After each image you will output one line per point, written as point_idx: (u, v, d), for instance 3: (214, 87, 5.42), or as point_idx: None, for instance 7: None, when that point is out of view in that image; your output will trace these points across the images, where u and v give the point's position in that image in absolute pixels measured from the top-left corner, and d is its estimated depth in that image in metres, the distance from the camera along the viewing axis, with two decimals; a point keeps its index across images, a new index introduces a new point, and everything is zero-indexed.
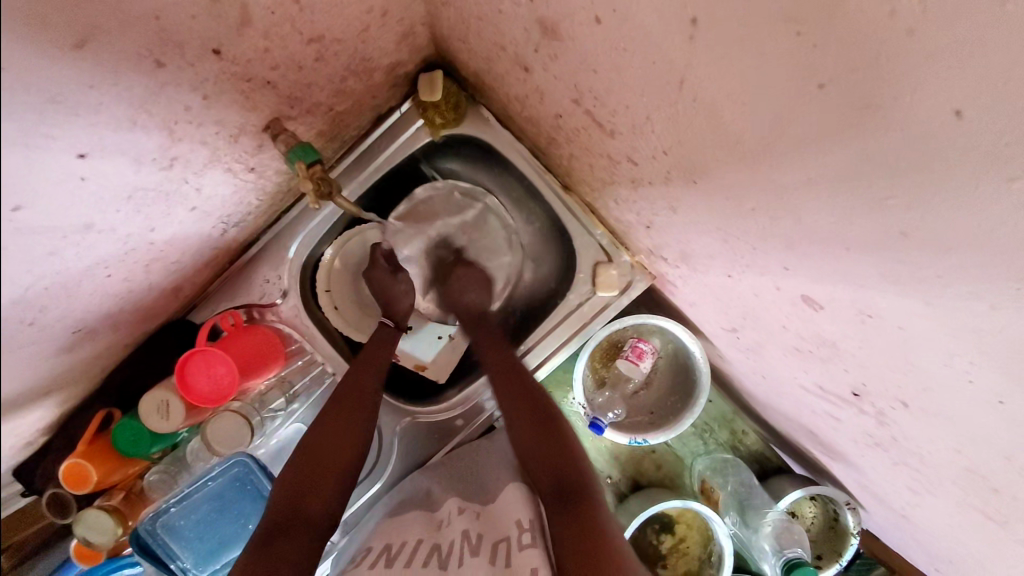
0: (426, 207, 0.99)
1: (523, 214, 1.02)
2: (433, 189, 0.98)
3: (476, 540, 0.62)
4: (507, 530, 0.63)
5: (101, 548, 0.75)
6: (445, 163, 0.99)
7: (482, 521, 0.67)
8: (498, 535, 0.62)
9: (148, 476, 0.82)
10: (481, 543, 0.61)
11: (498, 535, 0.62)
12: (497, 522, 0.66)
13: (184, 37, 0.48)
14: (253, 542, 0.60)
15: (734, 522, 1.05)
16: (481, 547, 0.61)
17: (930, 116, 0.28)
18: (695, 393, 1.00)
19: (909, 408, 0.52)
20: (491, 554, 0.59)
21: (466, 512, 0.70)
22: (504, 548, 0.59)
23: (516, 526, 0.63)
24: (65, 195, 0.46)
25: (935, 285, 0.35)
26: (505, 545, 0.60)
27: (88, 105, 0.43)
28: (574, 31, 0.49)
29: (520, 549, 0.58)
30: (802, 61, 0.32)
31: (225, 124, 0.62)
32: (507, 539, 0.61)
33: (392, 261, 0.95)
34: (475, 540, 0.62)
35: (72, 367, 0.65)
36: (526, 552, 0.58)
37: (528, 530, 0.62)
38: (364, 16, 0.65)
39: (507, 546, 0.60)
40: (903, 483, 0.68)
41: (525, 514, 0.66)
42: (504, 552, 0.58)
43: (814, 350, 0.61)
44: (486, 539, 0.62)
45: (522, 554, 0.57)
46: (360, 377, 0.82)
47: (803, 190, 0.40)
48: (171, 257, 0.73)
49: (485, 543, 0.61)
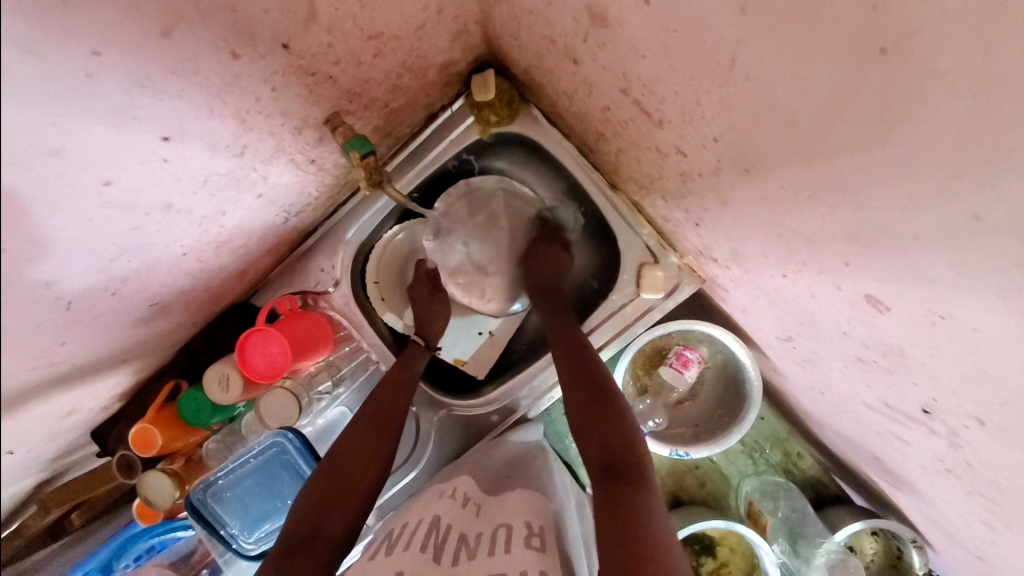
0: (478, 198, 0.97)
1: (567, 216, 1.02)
2: (460, 193, 0.96)
3: (474, 541, 0.59)
4: (510, 521, 0.62)
5: (160, 509, 0.81)
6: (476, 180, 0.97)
7: (482, 519, 0.64)
8: (499, 524, 0.62)
9: (208, 444, 0.88)
10: (481, 537, 0.59)
11: (498, 524, 0.62)
12: (498, 517, 0.64)
13: (257, 28, 0.52)
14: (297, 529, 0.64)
15: (783, 550, 0.98)
16: (481, 544, 0.58)
17: (1005, 74, 0.26)
18: (745, 405, 0.94)
19: (984, 427, 0.47)
20: (488, 545, 0.57)
21: (468, 503, 0.68)
22: (504, 536, 0.58)
23: (523, 523, 0.61)
24: (147, 174, 0.51)
25: (1012, 276, 0.32)
26: (505, 532, 0.59)
27: (169, 90, 0.47)
28: (624, 15, 0.48)
29: (524, 546, 0.56)
30: (861, 28, 0.30)
31: (290, 116, 0.67)
32: (509, 527, 0.60)
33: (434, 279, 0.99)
34: (474, 541, 0.59)
35: (146, 339, 0.71)
36: (532, 552, 0.55)
37: (536, 532, 0.59)
38: (420, 14, 0.68)
39: (508, 536, 0.58)
40: (979, 518, 0.60)
41: (533, 516, 0.63)
42: (503, 541, 0.57)
43: (879, 360, 0.56)
44: (485, 532, 0.61)
45: (523, 546, 0.56)
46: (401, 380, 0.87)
47: (867, 171, 0.37)
48: (239, 241, 0.78)
49: (485, 537, 0.59)
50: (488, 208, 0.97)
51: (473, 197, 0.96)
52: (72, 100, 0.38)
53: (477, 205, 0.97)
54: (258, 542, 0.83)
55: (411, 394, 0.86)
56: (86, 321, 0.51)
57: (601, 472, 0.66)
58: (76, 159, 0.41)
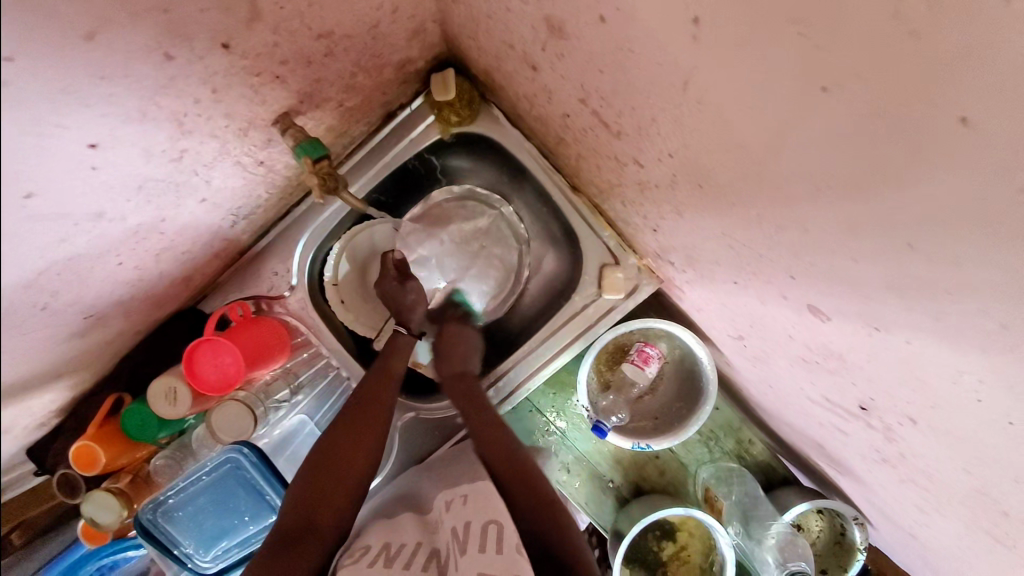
0: (442, 211, 0.98)
1: (541, 230, 1.02)
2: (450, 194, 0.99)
3: (464, 533, 0.58)
4: (499, 515, 0.60)
5: (107, 529, 0.76)
6: (474, 169, 1.01)
7: (470, 506, 0.62)
8: (488, 518, 0.60)
9: (154, 461, 0.83)
10: (471, 529, 0.58)
11: (488, 518, 0.60)
12: (488, 507, 0.62)
13: (194, 29, 0.48)
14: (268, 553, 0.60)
15: (737, 532, 1.03)
16: (470, 536, 0.57)
17: (934, 124, 0.27)
18: (700, 400, 0.99)
19: (917, 425, 0.50)
20: (478, 539, 0.56)
21: (454, 500, 0.66)
22: (494, 533, 0.57)
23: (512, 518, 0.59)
24: (77, 183, 0.47)
25: (941, 297, 0.34)
26: (496, 529, 0.57)
27: (97, 95, 0.43)
28: (580, 30, 0.48)
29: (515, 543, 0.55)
30: (806, 67, 0.31)
31: (235, 117, 0.63)
32: (499, 522, 0.58)
33: (403, 268, 0.93)
34: (463, 532, 0.58)
35: (84, 354, 0.66)
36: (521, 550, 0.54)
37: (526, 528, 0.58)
38: (374, 12, 0.66)
39: (498, 531, 0.57)
40: (911, 501, 0.65)
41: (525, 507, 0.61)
42: (495, 538, 0.56)
43: (821, 362, 0.59)
44: (474, 523, 0.59)
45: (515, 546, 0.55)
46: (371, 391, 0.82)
47: (809, 196, 0.39)
48: (182, 248, 0.74)
49: (474, 529, 0.58)
50: (469, 217, 0.98)
51: (462, 198, 0.99)
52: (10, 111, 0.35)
53: (464, 214, 0.98)
54: (216, 558, 0.82)
55: (392, 404, 0.83)
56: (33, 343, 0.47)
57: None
58: (10, 171, 0.37)
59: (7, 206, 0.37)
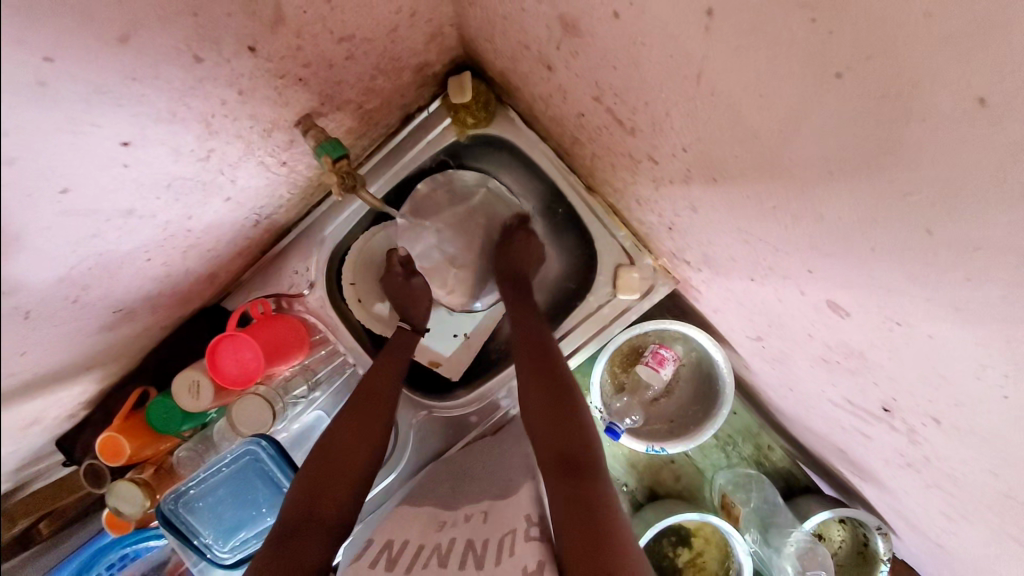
0: (430, 201, 0.97)
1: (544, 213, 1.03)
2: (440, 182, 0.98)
3: (482, 547, 0.57)
4: (515, 525, 0.60)
5: (130, 519, 0.79)
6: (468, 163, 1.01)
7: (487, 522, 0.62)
8: (503, 530, 0.60)
9: (177, 452, 0.86)
10: (489, 544, 0.57)
11: (503, 529, 0.60)
12: (502, 520, 0.62)
13: (221, 33, 0.50)
14: (273, 542, 0.60)
15: (754, 540, 1.00)
16: (489, 550, 0.56)
17: (951, 106, 0.27)
18: (717, 403, 0.97)
19: (940, 425, 0.49)
20: (497, 550, 0.56)
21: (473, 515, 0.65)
22: (508, 541, 0.57)
23: (524, 520, 0.61)
24: (108, 180, 0.49)
25: (961, 286, 0.33)
26: (510, 537, 0.57)
27: (130, 96, 0.45)
28: (594, 27, 0.49)
29: (524, 540, 0.57)
30: (818, 54, 0.31)
31: (259, 119, 0.65)
32: (514, 531, 0.59)
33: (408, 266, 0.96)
34: (483, 548, 0.57)
35: (113, 346, 0.69)
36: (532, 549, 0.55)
37: (534, 523, 0.60)
38: (393, 16, 0.67)
39: (513, 537, 0.57)
40: (937, 508, 0.63)
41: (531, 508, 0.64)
42: (509, 543, 0.56)
43: (842, 361, 0.58)
44: (491, 538, 0.58)
45: (527, 546, 0.55)
46: (380, 387, 0.82)
47: (825, 188, 0.38)
48: (207, 245, 0.76)
49: (492, 543, 0.57)
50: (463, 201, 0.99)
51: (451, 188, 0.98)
52: (44, 108, 0.37)
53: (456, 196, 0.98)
54: (234, 549, 0.83)
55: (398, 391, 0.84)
56: (58, 333, 0.49)
57: (562, 466, 0.65)
58: (44, 168, 0.39)
59: (42, 201, 0.39)
